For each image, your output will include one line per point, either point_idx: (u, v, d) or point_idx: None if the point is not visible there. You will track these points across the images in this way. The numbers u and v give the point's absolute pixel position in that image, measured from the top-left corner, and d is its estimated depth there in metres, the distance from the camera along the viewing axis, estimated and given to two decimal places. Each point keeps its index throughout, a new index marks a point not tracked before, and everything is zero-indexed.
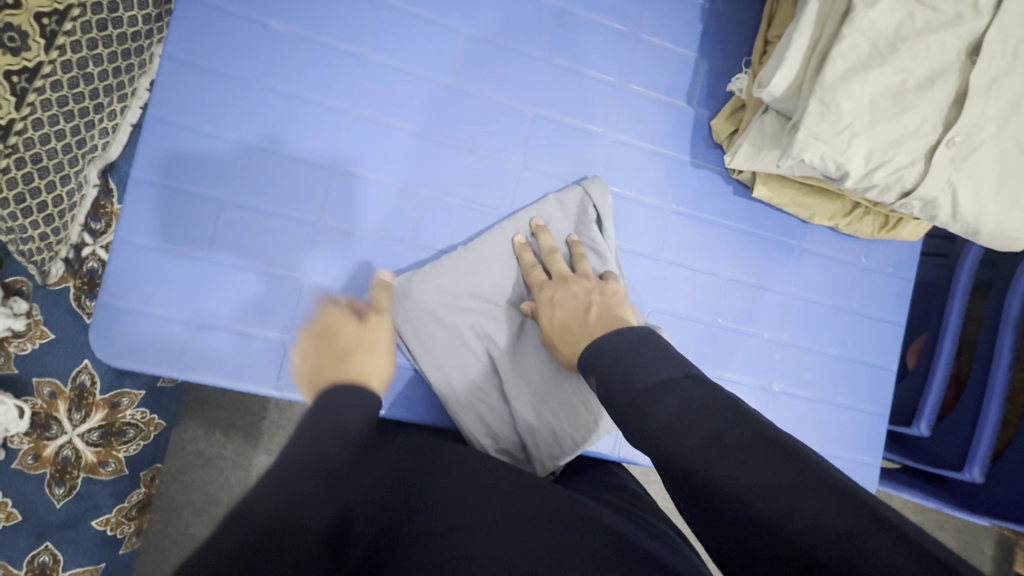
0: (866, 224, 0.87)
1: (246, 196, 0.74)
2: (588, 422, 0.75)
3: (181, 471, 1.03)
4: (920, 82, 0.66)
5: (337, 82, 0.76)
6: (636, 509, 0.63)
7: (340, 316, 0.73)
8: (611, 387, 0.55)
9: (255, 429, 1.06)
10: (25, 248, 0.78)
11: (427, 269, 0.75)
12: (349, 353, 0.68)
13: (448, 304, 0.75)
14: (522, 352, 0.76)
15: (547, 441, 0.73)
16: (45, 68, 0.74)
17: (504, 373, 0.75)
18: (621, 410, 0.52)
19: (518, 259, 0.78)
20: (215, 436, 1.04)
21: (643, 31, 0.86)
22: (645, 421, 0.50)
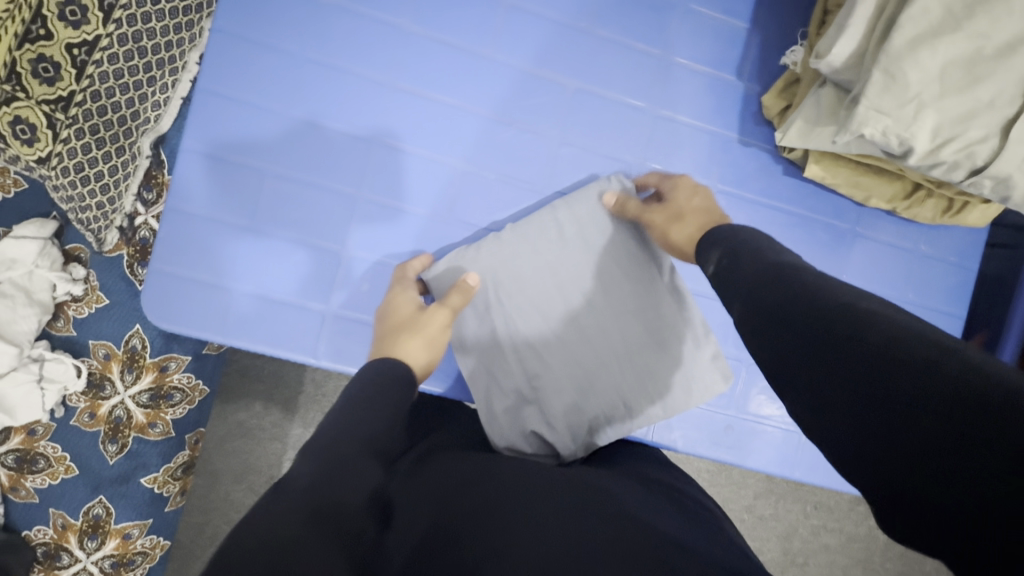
0: (928, 208, 0.82)
1: (289, 168, 0.75)
2: (623, 409, 0.73)
3: (223, 439, 1.07)
4: (999, 49, 0.60)
5: (377, 54, 0.76)
6: (678, 483, 0.62)
7: (404, 297, 0.71)
8: (729, 280, 0.54)
9: (293, 401, 1.09)
10: (83, 217, 0.83)
11: (472, 249, 0.75)
12: (398, 331, 0.67)
13: (492, 282, 0.74)
14: (567, 334, 0.74)
15: (577, 428, 0.71)
16: (102, 42, 0.77)
17: (543, 355, 0.73)
18: (741, 290, 0.52)
19: (567, 240, 0.76)
20: (255, 408, 1.08)
21: (692, 2, 0.82)
22: (758, 291, 0.50)
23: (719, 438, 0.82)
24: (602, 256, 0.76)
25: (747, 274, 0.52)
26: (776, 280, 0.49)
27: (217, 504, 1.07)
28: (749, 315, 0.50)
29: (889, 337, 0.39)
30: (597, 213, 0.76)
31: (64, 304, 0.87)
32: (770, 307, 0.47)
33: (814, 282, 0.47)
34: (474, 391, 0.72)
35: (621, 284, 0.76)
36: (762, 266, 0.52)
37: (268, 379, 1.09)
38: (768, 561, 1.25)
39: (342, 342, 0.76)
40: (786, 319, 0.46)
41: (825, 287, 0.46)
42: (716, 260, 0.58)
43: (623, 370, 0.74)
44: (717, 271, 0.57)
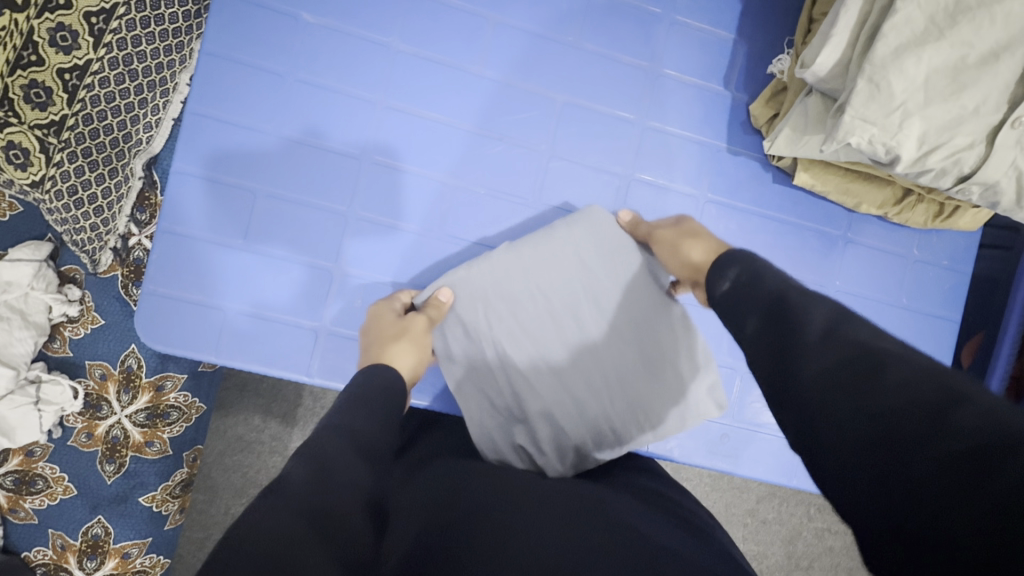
0: (919, 213, 0.82)
1: (280, 187, 0.75)
2: (613, 430, 0.73)
3: (222, 454, 1.07)
4: (982, 56, 0.60)
5: (365, 73, 0.77)
6: (671, 492, 0.61)
7: (386, 308, 0.73)
8: (743, 298, 0.51)
9: (292, 414, 1.09)
10: (78, 238, 0.83)
11: (460, 273, 0.75)
12: (384, 340, 0.69)
13: (485, 303, 0.75)
14: (556, 355, 0.74)
15: (566, 448, 0.71)
16: (93, 66, 0.77)
17: (533, 376, 0.73)
18: (757, 307, 0.49)
19: (556, 260, 0.76)
20: (254, 421, 1.08)
21: (678, 13, 0.83)
22: (774, 312, 0.48)
23: (715, 446, 0.82)
24: (596, 278, 0.76)
25: (765, 293, 0.49)
26: (794, 303, 0.47)
27: (217, 519, 1.07)
28: (762, 339, 0.47)
29: (901, 384, 0.38)
30: (591, 234, 0.77)
31: (60, 326, 0.88)
32: (782, 333, 0.46)
33: (832, 310, 0.46)
34: (465, 411, 0.72)
35: (613, 306, 0.76)
36: (780, 288, 0.49)
37: (266, 393, 1.09)
38: (771, 565, 1.25)
39: (335, 360, 0.76)
40: (799, 348, 0.44)
41: (845, 319, 0.45)
42: (734, 276, 0.53)
43: (615, 393, 0.74)
44: (735, 286, 0.53)
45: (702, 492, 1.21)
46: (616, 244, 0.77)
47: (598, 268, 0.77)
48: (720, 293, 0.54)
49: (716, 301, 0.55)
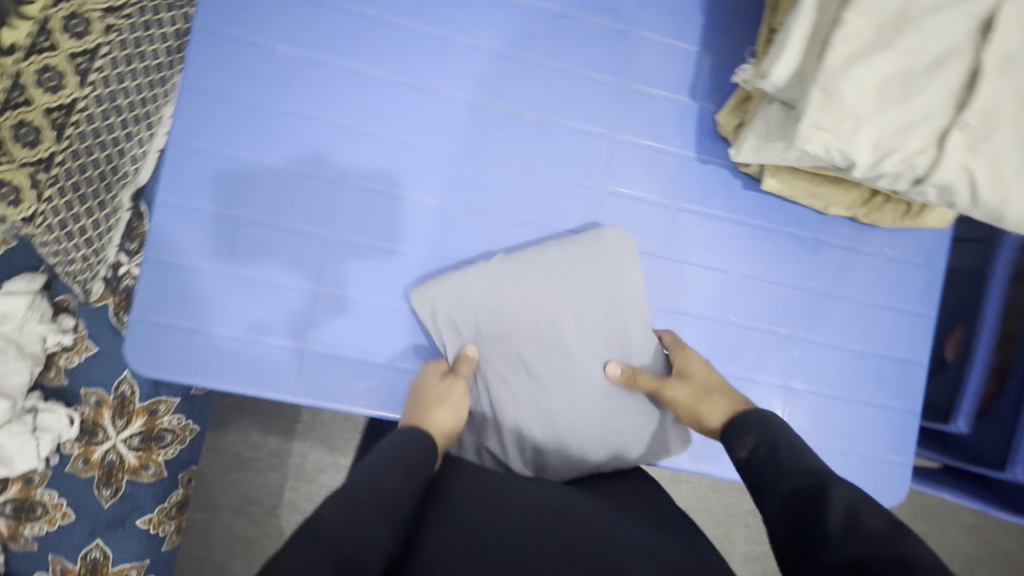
0: (887, 213, 0.83)
1: (263, 213, 0.78)
2: (582, 449, 0.75)
3: (223, 472, 1.09)
4: (929, 64, 0.62)
5: (341, 100, 0.79)
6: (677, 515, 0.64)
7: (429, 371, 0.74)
8: (764, 470, 0.60)
9: (291, 429, 1.11)
10: (70, 269, 0.86)
11: (450, 279, 0.77)
12: (425, 402, 0.70)
13: (469, 309, 0.77)
14: (540, 370, 0.77)
15: (533, 457, 0.75)
16: (80, 104, 0.80)
17: (510, 383, 0.76)
18: (780, 487, 0.57)
19: (553, 275, 0.78)
20: (253, 439, 1.10)
21: (642, 28, 0.85)
22: (796, 494, 0.56)
23: (697, 450, 0.84)
24: (584, 294, 0.79)
25: (786, 473, 0.58)
26: (817, 486, 0.55)
27: (220, 536, 1.08)
28: (787, 521, 0.55)
29: (882, 538, 0.48)
30: (586, 251, 0.79)
31: (55, 355, 0.90)
32: (801, 521, 0.54)
33: (849, 502, 0.52)
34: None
35: (597, 322, 0.79)
36: (799, 471, 0.57)
37: (265, 410, 1.11)
38: (771, 564, 1.26)
39: (320, 380, 0.78)
40: (819, 538, 0.51)
41: (859, 510, 0.51)
42: (751, 445, 0.64)
43: (591, 407, 0.76)
44: (753, 456, 0.63)
45: (698, 494, 1.23)
46: (615, 263, 0.80)
47: (588, 287, 0.79)
48: (740, 457, 0.65)
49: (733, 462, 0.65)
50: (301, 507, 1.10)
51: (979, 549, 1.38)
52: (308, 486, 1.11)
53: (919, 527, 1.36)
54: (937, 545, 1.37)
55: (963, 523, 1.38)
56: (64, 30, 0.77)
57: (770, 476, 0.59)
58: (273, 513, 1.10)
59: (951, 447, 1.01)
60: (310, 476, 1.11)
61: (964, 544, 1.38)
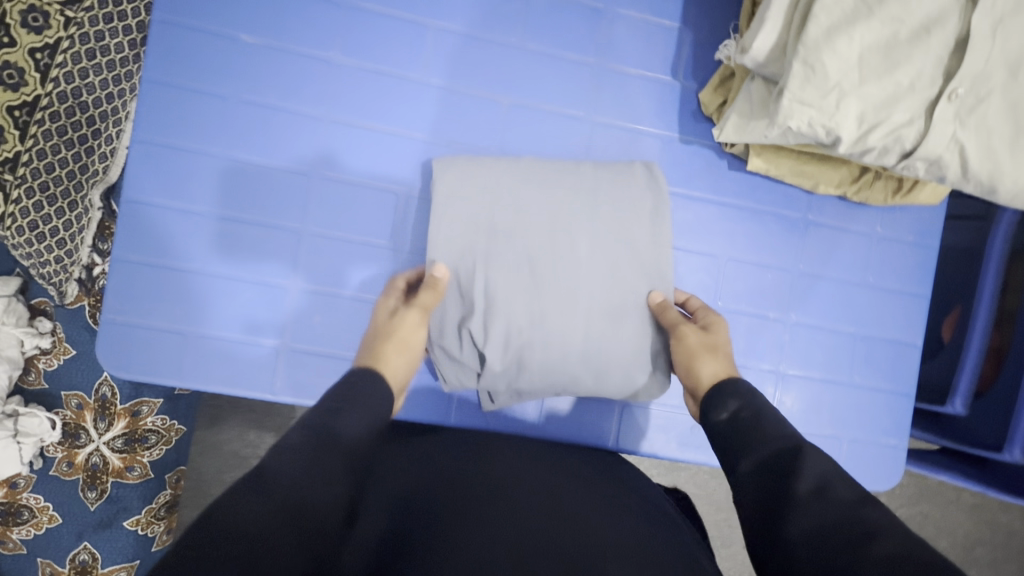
0: (877, 190, 0.81)
1: (233, 208, 0.76)
2: (563, 378, 0.74)
3: (220, 471, 1.05)
4: (914, 32, 0.59)
5: (309, 89, 0.77)
6: (628, 482, 0.69)
7: (386, 304, 0.73)
8: (741, 435, 0.60)
9: (285, 426, 1.05)
10: (43, 272, 0.84)
11: (459, 185, 0.75)
12: (378, 340, 0.69)
13: (482, 193, 0.75)
14: (545, 292, 0.73)
15: (509, 369, 0.73)
16: (43, 101, 0.79)
17: (505, 292, 0.73)
18: (757, 447, 0.57)
19: (568, 195, 0.76)
20: (248, 437, 1.05)
21: (620, 6, 0.82)
22: (770, 457, 0.55)
23: (687, 438, 0.83)
24: (607, 222, 0.76)
25: (764, 436, 0.57)
26: (794, 448, 0.54)
27: None
28: (759, 480, 0.54)
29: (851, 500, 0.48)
30: (615, 185, 0.77)
31: (33, 358, 0.89)
32: (777, 479, 0.53)
33: (821, 471, 0.52)
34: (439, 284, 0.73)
35: (611, 253, 0.76)
36: (779, 435, 0.57)
37: (258, 408, 1.06)
38: None
39: (300, 378, 0.77)
40: (789, 499, 0.50)
41: (831, 480, 0.51)
42: (733, 409, 0.63)
43: (578, 330, 0.73)
44: (733, 418, 0.62)
45: (697, 482, 1.21)
46: (637, 198, 0.77)
47: (608, 211, 0.76)
48: (719, 418, 0.64)
49: (711, 421, 0.64)
50: None
51: (980, 529, 1.37)
52: None
53: (919, 509, 1.35)
54: (937, 526, 1.35)
55: (964, 504, 1.36)
56: (23, 26, 0.78)
57: (747, 438, 0.59)
58: None
59: (949, 429, 0.99)
60: None
61: (965, 525, 1.36)
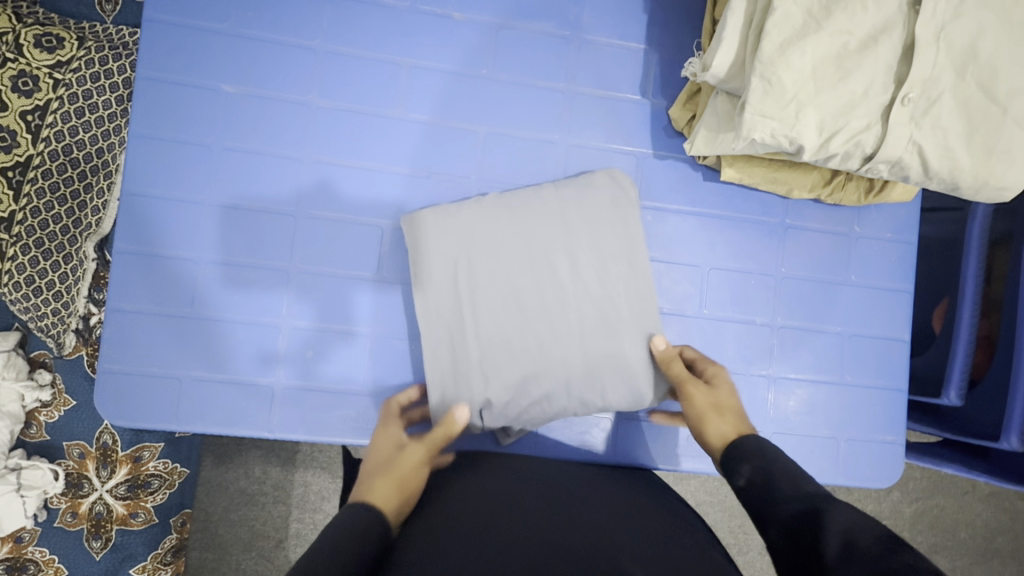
0: (850, 191, 0.83)
1: (222, 252, 0.78)
2: (567, 401, 0.75)
3: (226, 510, 1.04)
4: (863, 41, 0.62)
5: (290, 132, 0.80)
6: (650, 502, 0.69)
7: (386, 437, 0.71)
8: (761, 503, 0.58)
9: (290, 461, 1.05)
10: (41, 324, 0.86)
11: (440, 227, 0.77)
12: (377, 471, 0.65)
13: (462, 241, 0.77)
14: (534, 320, 0.76)
15: (513, 402, 0.75)
16: (35, 160, 0.82)
17: (497, 328, 0.76)
18: (778, 514, 0.55)
19: (545, 222, 0.78)
20: (254, 473, 1.05)
21: (586, 32, 0.85)
22: (791, 520, 0.53)
23: (685, 448, 0.84)
24: (582, 240, 0.78)
25: (781, 496, 0.56)
26: (814, 510, 0.53)
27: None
28: (785, 550, 0.52)
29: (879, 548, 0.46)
30: (584, 202, 0.79)
31: (34, 412, 0.90)
32: (800, 544, 0.51)
33: (846, 526, 0.49)
34: (433, 337, 0.76)
35: (591, 271, 0.77)
36: (796, 496, 0.55)
37: (264, 443, 1.06)
38: None
39: (292, 413, 0.78)
40: (818, 567, 0.47)
41: (856, 534, 0.48)
42: (748, 474, 0.62)
43: (574, 350, 0.75)
44: (751, 485, 0.60)
45: (708, 489, 1.21)
46: (608, 214, 0.79)
47: (584, 233, 0.78)
48: (738, 487, 0.62)
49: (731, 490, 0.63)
50: (309, 538, 1.05)
51: (998, 518, 1.35)
52: (313, 517, 1.05)
53: (934, 502, 1.34)
54: (954, 518, 1.34)
55: (979, 494, 1.35)
56: (14, 89, 0.81)
57: (768, 502, 0.57)
58: (282, 545, 1.04)
59: (948, 420, 0.99)
60: (314, 506, 1.05)
61: (982, 515, 1.35)
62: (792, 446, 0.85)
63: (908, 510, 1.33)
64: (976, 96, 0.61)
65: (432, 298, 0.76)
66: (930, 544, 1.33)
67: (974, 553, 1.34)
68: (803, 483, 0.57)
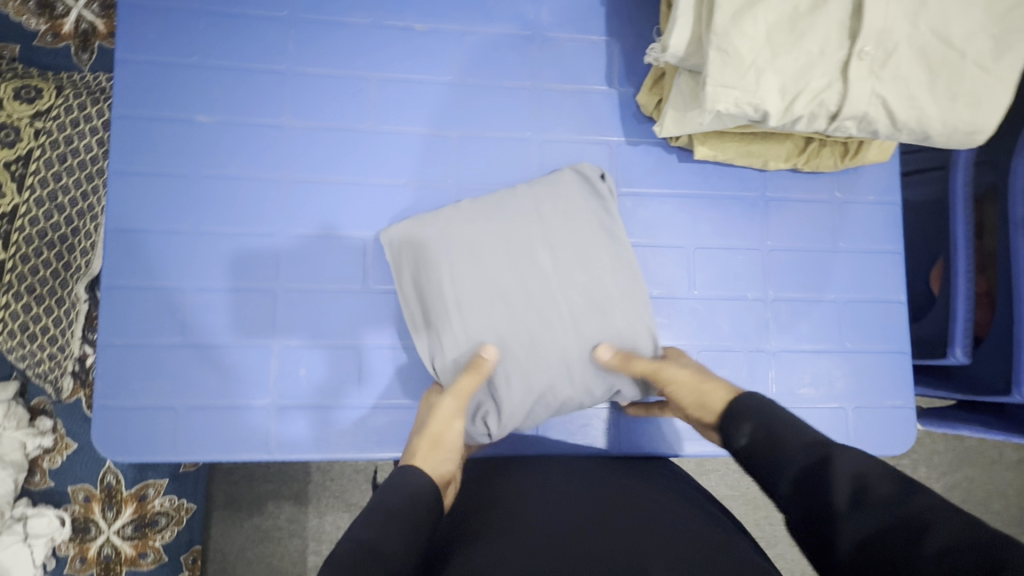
0: (826, 156, 0.83)
1: (208, 279, 0.79)
2: (569, 391, 0.75)
3: (242, 549, 0.98)
4: (812, 3, 0.63)
5: (266, 156, 0.81)
6: (656, 488, 0.69)
7: (427, 396, 0.75)
8: (766, 462, 0.54)
9: (303, 493, 1.01)
10: (40, 369, 0.87)
11: (418, 237, 0.77)
12: (417, 430, 0.70)
13: (445, 245, 0.77)
14: (522, 316, 0.75)
15: (515, 401, 0.74)
16: (21, 209, 0.82)
17: (487, 328, 0.75)
18: (785, 468, 0.52)
19: (522, 217, 0.78)
20: (267, 508, 1.00)
21: (546, 30, 0.87)
22: (800, 473, 0.51)
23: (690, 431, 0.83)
24: (561, 230, 0.78)
25: (788, 447, 0.54)
26: (821, 458, 0.51)
27: None
28: (797, 506, 0.50)
29: (887, 492, 0.46)
30: (557, 197, 0.79)
31: (37, 459, 0.91)
32: (811, 497, 0.49)
33: (855, 471, 0.49)
34: (425, 348, 0.76)
35: (574, 258, 0.77)
36: (801, 446, 0.53)
37: (274, 476, 1.01)
38: None
39: (289, 433, 0.77)
40: (830, 519, 0.47)
41: (871, 479, 0.48)
42: (749, 432, 0.58)
43: (566, 338, 0.75)
44: (753, 444, 0.57)
45: (730, 481, 1.18)
46: (582, 206, 0.79)
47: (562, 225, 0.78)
48: (739, 446, 0.59)
49: (734, 454, 0.59)
50: None
51: None
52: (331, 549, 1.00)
53: (963, 472, 1.30)
54: (987, 487, 1.30)
55: (1010, 461, 1.31)
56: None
57: (773, 458, 0.54)
58: None
59: (958, 380, 0.97)
60: (331, 537, 1.00)
61: (1016, 481, 1.31)
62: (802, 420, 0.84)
63: (938, 484, 1.29)
64: (933, 43, 0.62)
65: (420, 307, 0.77)
66: None
67: (1013, 523, 1.29)
68: (804, 430, 0.55)
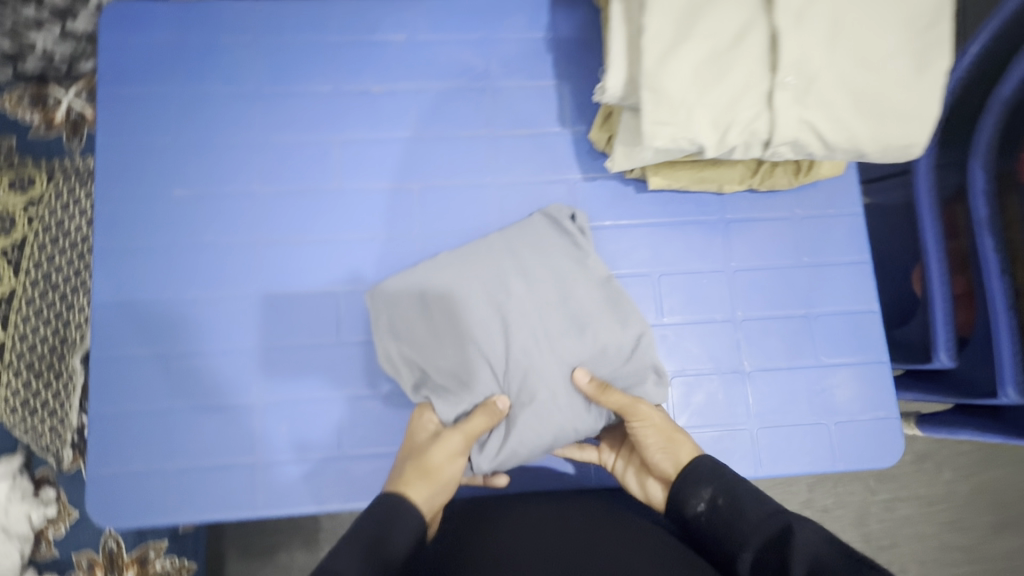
0: (779, 175, 0.85)
1: (191, 343, 0.82)
2: (550, 419, 0.74)
3: None
4: (732, 40, 0.65)
5: (239, 223, 0.85)
6: (633, 519, 0.70)
7: (426, 422, 0.76)
8: (731, 530, 0.59)
9: (313, 536, 1.05)
10: (42, 442, 0.91)
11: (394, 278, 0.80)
12: (414, 458, 0.71)
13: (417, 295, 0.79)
14: (499, 347, 0.77)
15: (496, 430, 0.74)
16: (18, 291, 0.90)
17: (465, 360, 0.77)
18: (749, 540, 0.57)
19: (493, 253, 0.81)
20: (279, 560, 1.04)
21: (497, 80, 0.91)
22: (762, 544, 0.56)
23: None
24: (532, 263, 0.81)
25: (750, 517, 0.59)
26: (782, 530, 0.56)
27: None
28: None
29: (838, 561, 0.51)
30: (523, 236, 0.83)
31: (42, 530, 0.93)
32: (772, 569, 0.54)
33: (811, 543, 0.53)
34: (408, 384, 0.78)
35: (546, 288, 0.80)
36: (763, 517, 0.58)
37: (284, 526, 1.06)
38: None
39: (276, 488, 0.79)
40: None
41: (821, 557, 0.52)
42: (709, 497, 0.63)
43: (544, 364, 0.76)
44: (712, 508, 0.62)
45: None
46: (549, 243, 0.83)
47: (532, 257, 0.81)
48: (698, 511, 0.63)
49: (689, 517, 0.63)
50: None
51: None
52: None
53: (979, 475, 1.26)
54: (1007, 488, 1.25)
55: None
56: None
57: (736, 527, 0.59)
58: None
59: (948, 383, 0.95)
60: None
61: None
62: (784, 439, 0.83)
63: (954, 489, 1.25)
64: (853, 65, 0.64)
65: (400, 344, 0.79)
66: (988, 522, 1.24)
67: None
68: (762, 499, 0.60)
